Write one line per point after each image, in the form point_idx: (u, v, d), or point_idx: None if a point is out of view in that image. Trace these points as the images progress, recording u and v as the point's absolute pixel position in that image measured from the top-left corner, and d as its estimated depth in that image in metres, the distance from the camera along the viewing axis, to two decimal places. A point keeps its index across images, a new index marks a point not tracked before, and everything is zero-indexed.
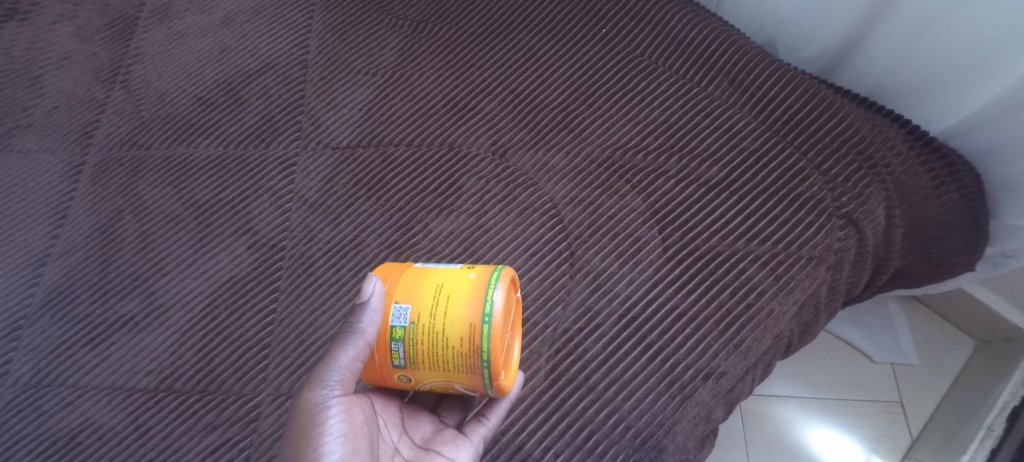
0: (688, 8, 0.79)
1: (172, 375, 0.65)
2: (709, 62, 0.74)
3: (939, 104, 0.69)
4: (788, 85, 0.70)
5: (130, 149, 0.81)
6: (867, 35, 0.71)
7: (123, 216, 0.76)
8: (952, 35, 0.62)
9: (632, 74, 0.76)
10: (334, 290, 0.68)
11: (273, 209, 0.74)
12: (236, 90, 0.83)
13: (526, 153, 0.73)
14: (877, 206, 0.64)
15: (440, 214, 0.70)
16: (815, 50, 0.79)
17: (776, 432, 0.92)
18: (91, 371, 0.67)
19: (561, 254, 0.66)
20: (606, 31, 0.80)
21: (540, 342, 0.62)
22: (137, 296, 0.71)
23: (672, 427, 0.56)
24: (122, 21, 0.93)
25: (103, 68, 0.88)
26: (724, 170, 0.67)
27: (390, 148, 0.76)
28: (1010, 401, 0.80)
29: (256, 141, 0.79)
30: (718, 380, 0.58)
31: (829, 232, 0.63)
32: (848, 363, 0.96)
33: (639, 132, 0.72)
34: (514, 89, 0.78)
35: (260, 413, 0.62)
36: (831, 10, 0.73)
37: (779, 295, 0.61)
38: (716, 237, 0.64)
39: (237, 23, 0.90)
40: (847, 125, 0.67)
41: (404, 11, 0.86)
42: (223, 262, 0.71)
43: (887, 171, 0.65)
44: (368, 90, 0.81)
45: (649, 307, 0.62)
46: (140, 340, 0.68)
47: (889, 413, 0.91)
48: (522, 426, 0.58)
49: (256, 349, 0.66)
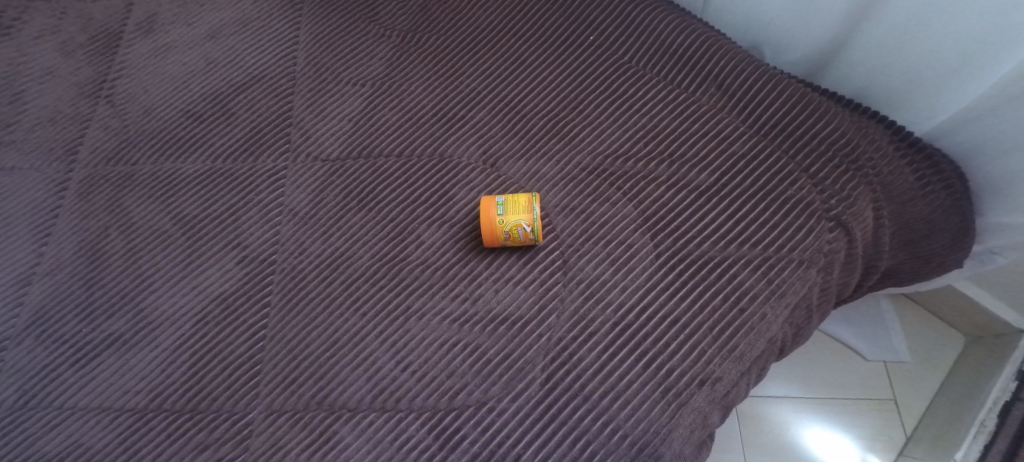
0: (674, 14, 0.80)
1: (161, 395, 0.64)
2: (696, 68, 0.74)
3: (923, 105, 0.70)
4: (774, 89, 0.71)
5: (115, 164, 0.80)
6: (852, 38, 0.72)
7: (110, 233, 0.75)
8: (934, 36, 0.63)
9: (620, 81, 0.76)
10: (326, 304, 0.67)
11: (263, 223, 0.73)
12: (223, 102, 0.83)
13: (517, 161, 0.73)
14: (865, 207, 0.64)
15: (431, 224, 0.70)
16: (800, 54, 0.80)
17: (771, 433, 0.92)
18: (79, 392, 0.66)
19: (554, 262, 0.66)
20: (594, 38, 0.80)
21: (534, 351, 0.62)
22: (125, 314, 0.69)
23: (668, 435, 0.56)
24: (107, 34, 0.92)
25: (87, 83, 0.87)
26: (713, 175, 0.68)
27: (380, 160, 0.75)
28: (1001, 396, 0.80)
29: (244, 154, 0.78)
30: (713, 386, 0.58)
31: (818, 235, 0.63)
32: (841, 362, 0.97)
33: (628, 138, 0.72)
34: (504, 97, 0.78)
35: (253, 431, 0.61)
36: (815, 14, 0.74)
37: (770, 299, 0.61)
38: (707, 242, 0.64)
39: (223, 35, 0.89)
40: (834, 128, 0.67)
41: (392, 21, 0.86)
42: (212, 278, 0.70)
43: (874, 172, 0.66)
44: (357, 100, 0.80)
45: (642, 314, 0.62)
46: (129, 359, 0.67)
47: (882, 412, 0.92)
48: (518, 437, 0.58)
49: (247, 366, 0.65)
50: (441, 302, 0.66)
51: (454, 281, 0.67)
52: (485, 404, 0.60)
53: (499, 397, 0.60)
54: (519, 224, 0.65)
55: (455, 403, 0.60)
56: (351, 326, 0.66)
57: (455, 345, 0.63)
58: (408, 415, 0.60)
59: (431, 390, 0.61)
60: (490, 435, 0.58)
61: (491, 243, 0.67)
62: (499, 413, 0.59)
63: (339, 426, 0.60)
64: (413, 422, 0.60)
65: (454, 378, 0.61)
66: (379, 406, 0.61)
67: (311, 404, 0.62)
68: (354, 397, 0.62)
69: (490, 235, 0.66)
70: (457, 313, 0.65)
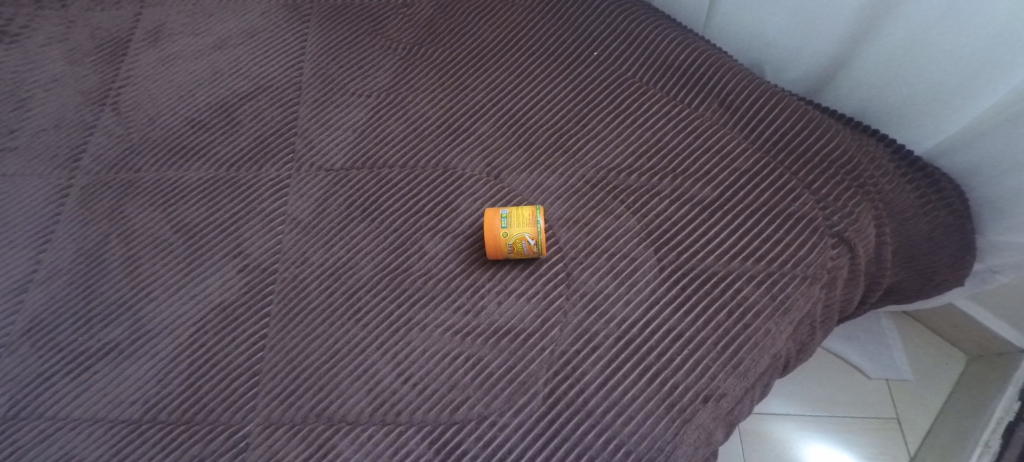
0: (677, 31, 0.81)
1: (156, 406, 0.63)
2: (699, 84, 0.75)
3: (922, 124, 0.71)
4: (775, 106, 0.72)
5: (118, 171, 0.79)
6: (852, 57, 0.73)
7: (110, 240, 0.74)
8: (933, 57, 0.65)
9: (623, 96, 0.77)
10: (327, 315, 0.67)
11: (265, 232, 0.73)
12: (228, 111, 0.83)
13: (521, 173, 0.73)
14: (867, 224, 0.64)
15: (434, 236, 0.70)
16: (801, 72, 0.81)
17: (775, 451, 0.91)
18: (73, 402, 0.64)
19: (557, 274, 0.66)
20: (597, 54, 0.81)
21: (537, 365, 0.61)
22: (123, 323, 0.69)
23: (672, 452, 0.56)
24: (114, 43, 0.92)
25: (92, 90, 0.87)
26: (717, 190, 0.68)
27: (384, 170, 0.75)
28: (1004, 416, 0.80)
29: (247, 163, 0.78)
30: (717, 403, 0.58)
31: (821, 251, 0.63)
32: (843, 380, 0.96)
33: (632, 153, 0.72)
34: (508, 110, 0.79)
35: (249, 444, 0.60)
36: (816, 34, 0.75)
37: (774, 316, 0.61)
38: (711, 257, 0.64)
39: (230, 45, 0.90)
40: (836, 145, 0.68)
41: (398, 34, 0.87)
42: (212, 287, 0.70)
43: (876, 189, 0.66)
44: (362, 111, 0.80)
45: (646, 328, 0.61)
46: (125, 368, 0.66)
47: (886, 430, 0.91)
48: (520, 453, 0.57)
49: (245, 377, 0.64)
50: (443, 314, 0.65)
51: (457, 293, 0.66)
52: (487, 418, 0.59)
53: (501, 411, 0.59)
54: (523, 237, 0.64)
55: (456, 417, 0.59)
56: (352, 337, 0.65)
57: (457, 358, 0.62)
58: (408, 429, 0.59)
59: (432, 404, 0.60)
60: (492, 450, 0.57)
61: (494, 255, 0.66)
62: (501, 427, 0.58)
63: (337, 440, 0.59)
64: (413, 436, 0.59)
65: (455, 392, 0.61)
66: (379, 420, 0.60)
67: (309, 417, 0.61)
68: (353, 410, 0.61)
69: (493, 248, 0.66)
70: (459, 325, 0.64)
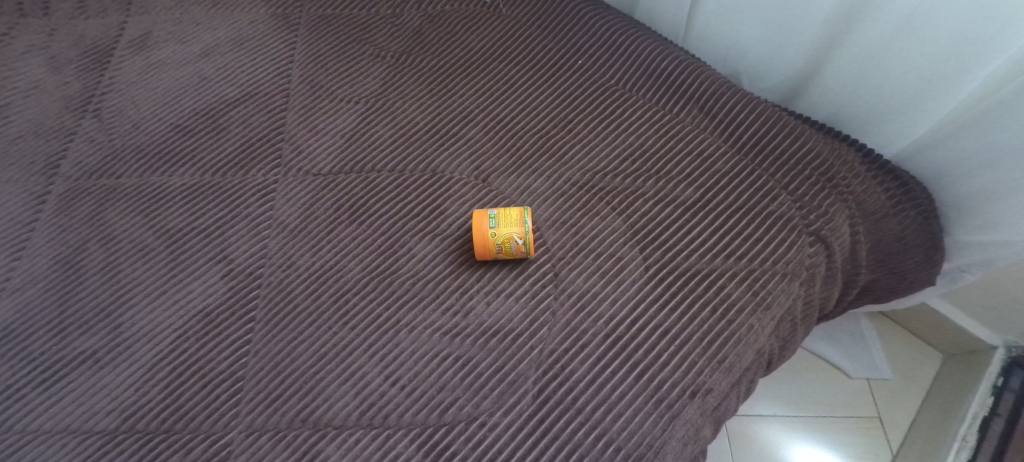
0: (657, 41, 0.84)
1: (133, 416, 0.61)
2: (680, 91, 0.78)
3: (891, 130, 0.74)
4: (752, 111, 0.75)
5: (98, 178, 0.78)
6: (824, 66, 0.77)
7: (88, 247, 0.73)
8: (897, 68, 0.69)
9: (606, 102, 0.80)
10: (313, 318, 0.66)
11: (251, 236, 0.72)
12: (215, 117, 0.83)
13: (509, 177, 0.74)
14: (841, 223, 0.67)
15: (421, 238, 0.70)
16: (776, 81, 0.85)
17: (763, 452, 0.92)
18: (45, 412, 0.62)
19: (545, 274, 0.66)
20: (581, 62, 0.84)
21: (526, 365, 0.61)
22: (101, 330, 0.67)
23: (661, 448, 0.56)
24: (98, 50, 0.92)
25: (74, 97, 0.86)
26: (698, 192, 0.70)
27: (374, 175, 0.76)
28: (980, 410, 0.84)
29: (234, 168, 0.78)
30: (704, 398, 0.58)
31: (799, 249, 0.65)
32: (826, 380, 0.98)
33: (617, 156, 0.74)
34: (496, 115, 0.80)
35: (231, 452, 0.59)
36: (789, 44, 0.79)
37: (757, 311, 0.62)
38: (694, 255, 0.66)
39: (218, 53, 0.90)
40: (810, 148, 0.71)
41: (387, 43, 0.89)
42: (195, 292, 0.69)
43: (848, 190, 0.69)
44: (351, 117, 0.81)
45: (634, 326, 0.62)
46: (102, 376, 0.64)
47: (869, 429, 0.93)
48: (510, 453, 0.56)
49: (228, 383, 0.63)
50: (431, 316, 0.65)
51: (446, 294, 0.66)
52: (476, 419, 0.58)
53: (491, 411, 0.59)
54: (511, 237, 0.65)
55: (445, 419, 0.59)
56: (339, 341, 0.64)
57: (445, 359, 0.62)
58: (398, 432, 0.59)
59: (421, 405, 0.60)
60: (482, 450, 0.57)
61: (483, 255, 0.67)
62: (491, 427, 0.58)
63: (324, 445, 0.58)
64: (402, 439, 0.58)
65: (444, 393, 0.60)
66: (367, 423, 0.59)
67: (295, 422, 0.60)
68: (340, 414, 0.60)
69: (482, 249, 0.66)
70: (448, 326, 0.64)
